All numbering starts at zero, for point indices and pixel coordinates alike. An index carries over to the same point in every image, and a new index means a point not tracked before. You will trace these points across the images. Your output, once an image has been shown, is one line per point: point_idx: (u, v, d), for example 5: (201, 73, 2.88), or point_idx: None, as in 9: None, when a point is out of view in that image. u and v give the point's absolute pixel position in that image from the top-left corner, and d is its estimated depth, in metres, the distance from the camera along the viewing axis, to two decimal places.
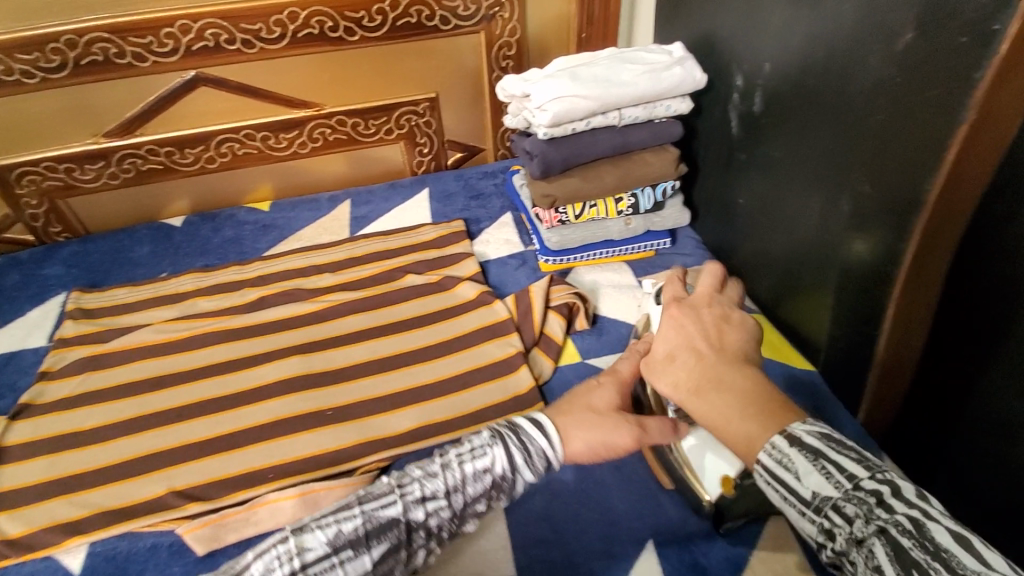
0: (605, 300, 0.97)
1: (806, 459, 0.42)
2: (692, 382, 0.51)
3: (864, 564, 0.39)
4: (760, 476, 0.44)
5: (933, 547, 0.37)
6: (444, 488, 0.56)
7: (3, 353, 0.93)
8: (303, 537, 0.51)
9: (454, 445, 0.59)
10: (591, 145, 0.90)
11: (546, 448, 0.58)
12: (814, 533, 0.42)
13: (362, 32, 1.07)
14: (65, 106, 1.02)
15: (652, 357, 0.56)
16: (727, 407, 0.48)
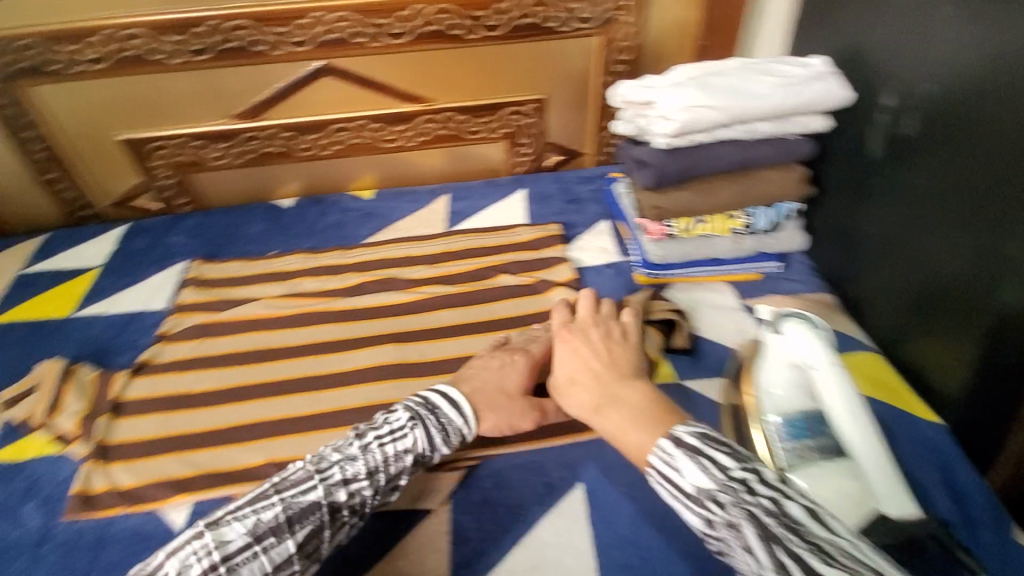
0: (707, 322, 0.91)
1: (686, 457, 0.54)
2: (594, 401, 0.67)
3: (734, 541, 0.47)
4: (654, 476, 0.56)
5: (787, 520, 0.46)
6: (364, 470, 0.61)
7: (128, 312, 1.00)
8: (220, 530, 0.54)
9: (370, 428, 0.65)
10: (713, 157, 0.86)
11: (461, 425, 0.69)
12: (700, 523, 0.52)
13: (481, 31, 1.09)
14: (201, 87, 1.09)
15: (560, 381, 0.72)
16: (622, 418, 0.63)
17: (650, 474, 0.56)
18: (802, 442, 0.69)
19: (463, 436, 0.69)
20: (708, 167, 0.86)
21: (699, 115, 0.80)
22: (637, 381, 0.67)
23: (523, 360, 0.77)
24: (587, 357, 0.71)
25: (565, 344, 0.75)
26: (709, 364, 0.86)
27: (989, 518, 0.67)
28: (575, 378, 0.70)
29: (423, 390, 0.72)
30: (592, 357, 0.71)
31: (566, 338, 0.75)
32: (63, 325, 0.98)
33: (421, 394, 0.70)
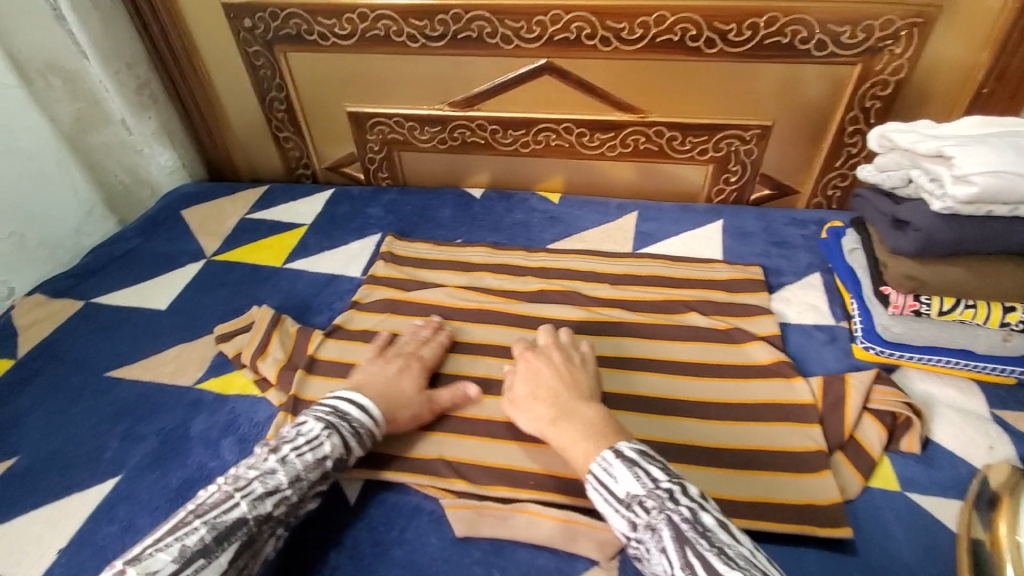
0: (943, 425, 0.76)
1: (622, 466, 0.57)
2: (549, 416, 0.66)
3: (653, 544, 0.53)
4: (590, 483, 0.59)
5: (700, 528, 0.52)
6: (285, 480, 0.62)
7: (328, 273, 1.07)
8: (144, 563, 0.53)
9: (285, 443, 0.65)
10: (1009, 234, 0.70)
11: (371, 425, 0.70)
12: (625, 527, 0.56)
13: (722, 46, 1.00)
14: (428, 73, 1.13)
15: (519, 396, 0.71)
16: (575, 432, 0.63)
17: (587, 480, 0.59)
18: None
19: (376, 440, 0.71)
20: (999, 244, 0.71)
21: (1007, 183, 0.66)
22: (595, 403, 0.67)
23: (417, 364, 0.80)
24: (546, 372, 0.71)
25: (532, 361, 0.73)
26: (945, 479, 0.71)
27: None
28: (535, 393, 0.69)
29: (328, 396, 0.72)
30: (550, 377, 0.70)
31: (536, 355, 0.74)
32: (273, 274, 1.08)
33: (326, 402, 0.70)
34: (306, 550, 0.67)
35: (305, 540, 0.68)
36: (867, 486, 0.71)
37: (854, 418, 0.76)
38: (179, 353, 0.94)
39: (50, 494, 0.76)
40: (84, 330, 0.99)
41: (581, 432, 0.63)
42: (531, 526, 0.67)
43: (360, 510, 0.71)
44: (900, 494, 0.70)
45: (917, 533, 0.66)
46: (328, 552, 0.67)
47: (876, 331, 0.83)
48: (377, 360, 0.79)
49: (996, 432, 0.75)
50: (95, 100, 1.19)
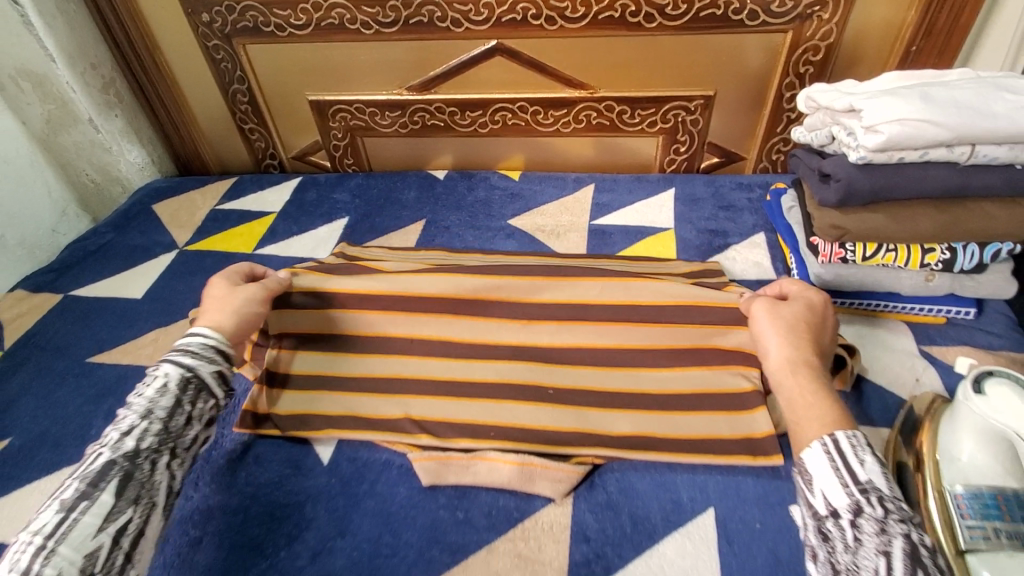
0: (874, 360, 0.81)
1: (877, 459, 0.54)
2: (815, 370, 0.63)
3: (874, 543, 0.49)
4: (825, 446, 0.56)
5: (936, 563, 0.47)
6: (137, 417, 0.62)
7: (298, 257, 1.11)
8: (32, 526, 0.54)
9: (133, 389, 0.65)
10: (915, 179, 0.74)
11: (201, 341, 0.69)
12: (843, 507, 0.53)
13: (661, 20, 1.05)
14: (384, 59, 1.17)
15: (782, 312, 0.68)
16: (820, 395, 0.61)
17: (823, 442, 0.56)
18: (992, 523, 0.58)
19: (222, 350, 0.70)
20: (908, 189, 0.75)
21: (910, 129, 0.69)
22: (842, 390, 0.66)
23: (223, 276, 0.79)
24: (826, 321, 0.69)
25: (824, 302, 0.71)
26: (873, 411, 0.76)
27: None
28: (809, 326, 0.67)
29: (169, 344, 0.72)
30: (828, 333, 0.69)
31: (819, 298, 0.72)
32: (245, 260, 1.12)
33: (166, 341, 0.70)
34: (283, 506, 0.71)
35: (282, 497, 0.72)
36: None
37: None
38: (156, 337, 0.97)
39: (37, 470, 0.80)
40: (63, 321, 1.02)
41: (824, 396, 0.61)
42: (491, 471, 0.72)
43: (333, 468, 0.75)
44: None
45: None
46: (303, 506, 0.71)
47: (810, 280, 0.88)
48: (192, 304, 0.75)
49: (922, 365, 0.80)
50: (65, 100, 1.21)
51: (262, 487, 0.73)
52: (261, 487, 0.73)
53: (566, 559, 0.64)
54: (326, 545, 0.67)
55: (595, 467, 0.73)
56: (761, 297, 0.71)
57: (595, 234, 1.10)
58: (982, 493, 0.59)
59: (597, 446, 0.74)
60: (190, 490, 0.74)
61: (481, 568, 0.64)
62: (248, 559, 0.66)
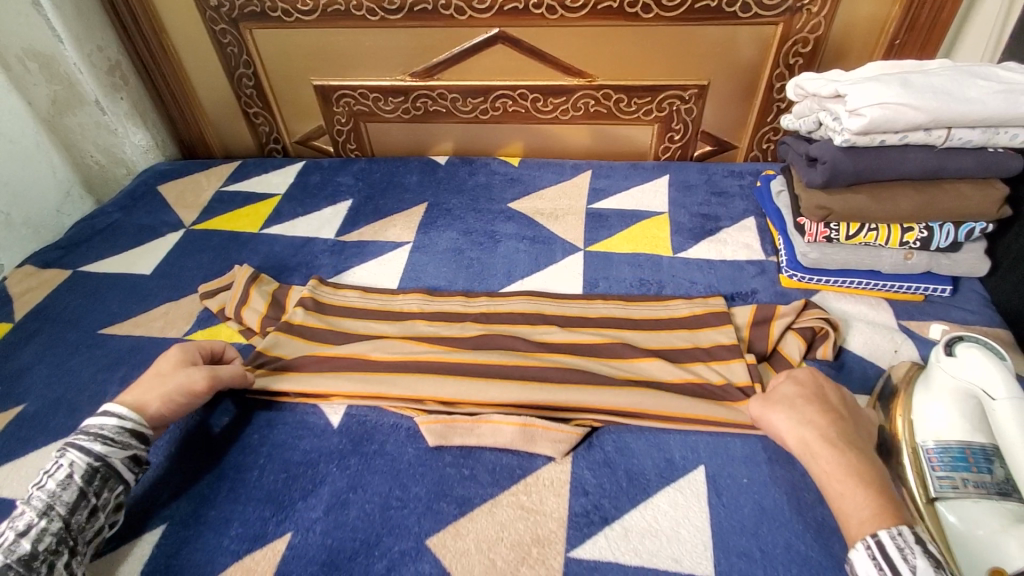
0: (856, 335, 0.86)
1: (925, 560, 0.54)
2: (828, 437, 0.64)
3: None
4: (867, 547, 0.56)
5: None
6: (34, 516, 0.62)
7: (304, 236, 1.15)
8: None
9: (34, 486, 0.65)
10: (895, 162, 0.79)
11: (110, 422, 0.69)
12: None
13: (658, 11, 1.09)
14: (388, 45, 1.20)
15: (777, 395, 0.72)
16: (846, 467, 0.62)
17: (866, 545, 0.56)
18: (960, 474, 0.63)
19: (136, 431, 0.70)
20: (888, 171, 0.80)
21: (889, 113, 0.74)
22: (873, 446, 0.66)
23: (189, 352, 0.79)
24: (824, 384, 0.71)
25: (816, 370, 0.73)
26: (854, 378, 0.81)
27: None
28: (805, 398, 0.70)
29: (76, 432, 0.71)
30: (832, 389, 0.71)
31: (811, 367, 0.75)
32: (252, 238, 1.15)
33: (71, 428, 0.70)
34: (297, 464, 0.75)
35: (296, 457, 0.76)
36: None
37: (777, 334, 0.85)
38: (166, 311, 1.00)
39: (53, 433, 0.82)
40: (74, 295, 1.05)
41: (851, 470, 0.61)
42: (495, 432, 0.75)
43: (343, 430, 0.79)
44: None
45: None
46: (316, 465, 0.75)
47: (797, 259, 0.93)
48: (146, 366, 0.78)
49: (901, 339, 0.85)
50: (71, 82, 1.22)
51: (276, 448, 0.77)
52: (275, 447, 0.77)
53: (566, 512, 0.68)
54: (339, 499, 0.71)
55: (594, 428, 0.77)
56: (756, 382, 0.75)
57: (592, 217, 1.15)
58: (951, 448, 0.64)
59: (594, 410, 0.78)
60: (205, 452, 0.77)
61: (485, 519, 0.68)
62: (264, 510, 0.70)
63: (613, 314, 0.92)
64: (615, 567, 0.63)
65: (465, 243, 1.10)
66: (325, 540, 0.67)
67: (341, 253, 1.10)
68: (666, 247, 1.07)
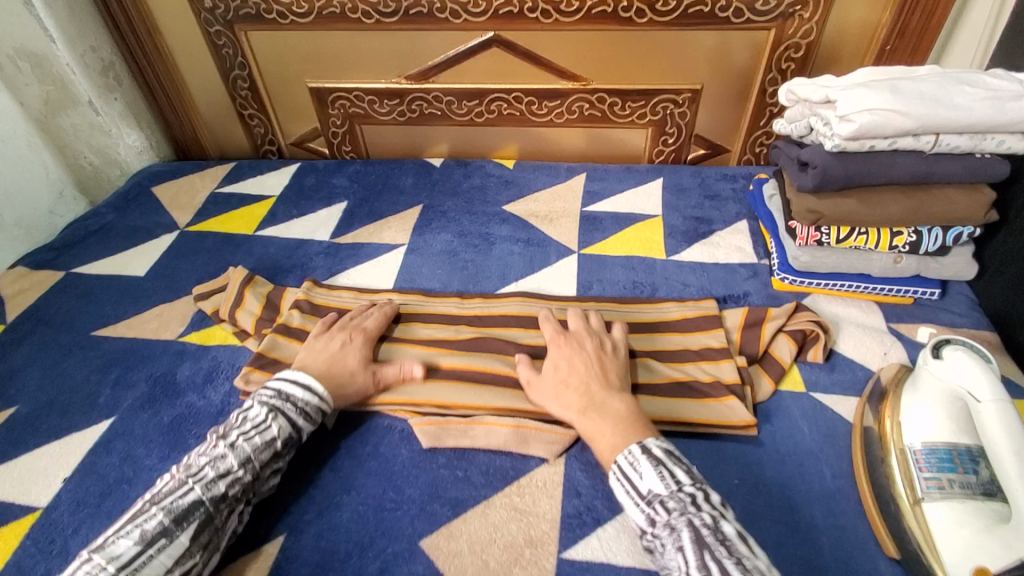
0: (846, 336, 0.87)
1: (649, 464, 0.63)
2: (580, 405, 0.71)
3: (672, 541, 0.58)
4: (614, 473, 0.65)
5: (720, 536, 0.57)
6: (235, 463, 0.66)
7: (299, 238, 1.15)
8: (109, 549, 0.58)
9: (233, 429, 0.69)
10: (885, 167, 0.81)
11: (320, 401, 0.74)
12: (643, 521, 0.61)
13: (651, 15, 1.09)
14: (383, 48, 1.20)
15: (543, 380, 0.76)
16: (605, 424, 0.69)
17: (613, 471, 0.65)
18: (947, 475, 0.64)
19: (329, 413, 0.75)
20: (878, 176, 0.81)
21: (878, 119, 0.75)
22: (621, 394, 0.72)
23: (360, 336, 0.84)
24: (581, 367, 0.75)
25: (568, 349, 0.78)
26: (845, 380, 0.82)
27: None
28: (566, 380, 0.74)
29: (270, 382, 0.76)
30: (584, 367, 0.75)
31: (564, 341, 0.79)
32: (247, 240, 1.15)
33: (272, 386, 0.74)
34: (291, 467, 0.75)
35: (289, 459, 0.76)
36: (777, 389, 0.81)
37: (769, 335, 0.86)
38: (160, 312, 1.00)
39: (46, 434, 0.82)
40: (67, 296, 1.04)
41: (603, 422, 0.69)
42: (488, 433, 0.76)
43: (336, 432, 0.79)
44: (805, 395, 0.80)
45: (814, 420, 0.77)
46: (309, 467, 0.75)
47: (789, 262, 0.93)
48: (323, 337, 0.83)
49: (890, 341, 0.86)
50: (63, 82, 1.22)
51: None
52: None
53: (558, 512, 0.69)
54: (332, 501, 0.71)
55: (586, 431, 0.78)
56: (523, 374, 0.78)
57: (586, 219, 1.15)
58: (939, 450, 0.65)
59: None
60: None
61: (479, 520, 0.68)
62: (258, 512, 0.70)
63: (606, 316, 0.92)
64: (608, 567, 0.64)
65: (459, 245, 1.10)
66: (318, 543, 0.67)
67: (335, 255, 1.10)
68: (659, 250, 1.07)
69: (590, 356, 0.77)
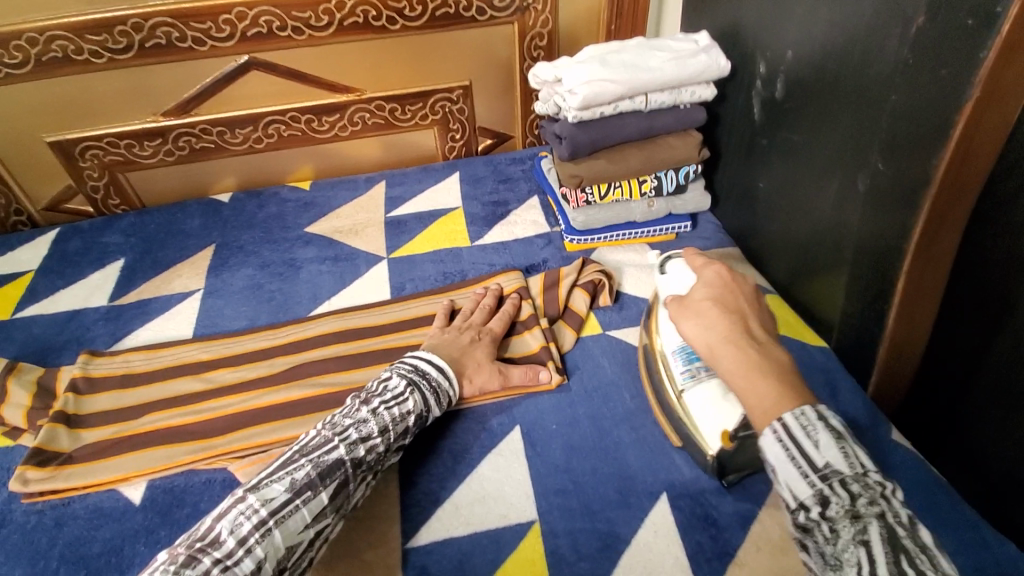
0: (628, 278, 1.00)
1: (830, 435, 0.52)
2: (730, 335, 0.62)
3: (851, 533, 0.49)
4: (779, 432, 0.53)
5: (919, 541, 0.48)
6: (376, 429, 0.69)
7: (69, 311, 1.01)
8: (262, 491, 0.60)
9: (373, 397, 0.72)
10: (617, 128, 0.94)
11: (449, 386, 0.78)
12: (809, 498, 0.51)
13: (403, 21, 1.15)
14: (126, 87, 1.11)
15: (695, 299, 0.67)
16: (764, 367, 0.58)
17: (773, 429, 0.54)
18: (694, 364, 0.72)
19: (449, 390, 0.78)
20: (614, 137, 0.95)
21: (596, 89, 0.88)
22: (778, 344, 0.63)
23: (488, 334, 0.86)
24: (737, 301, 0.66)
25: (732, 282, 0.68)
26: (631, 315, 0.94)
27: (862, 418, 0.78)
28: (717, 303, 0.66)
29: (404, 359, 0.80)
30: (742, 300, 0.66)
31: (731, 274, 0.70)
32: (1, 328, 0.99)
33: (410, 361, 0.78)
34: (99, 556, 0.67)
35: (96, 548, 0.68)
36: (580, 337, 0.91)
37: (565, 293, 0.95)
38: None
39: None
40: None
41: (761, 364, 0.59)
42: None
43: (148, 505, 0.72)
44: (603, 334, 0.91)
45: (612, 355, 0.88)
46: (120, 550, 0.67)
47: (571, 225, 1.04)
48: (453, 330, 0.86)
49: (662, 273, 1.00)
50: None
51: (70, 546, 0.68)
52: (68, 547, 0.68)
53: (398, 505, 0.71)
54: None
55: None
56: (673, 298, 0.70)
57: (391, 224, 1.17)
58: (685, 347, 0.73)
59: None
60: None
61: None
62: None
63: (420, 312, 0.95)
64: (451, 542, 0.67)
65: (264, 277, 1.06)
66: None
67: (119, 318, 0.99)
68: (464, 239, 1.13)
69: (746, 297, 0.67)
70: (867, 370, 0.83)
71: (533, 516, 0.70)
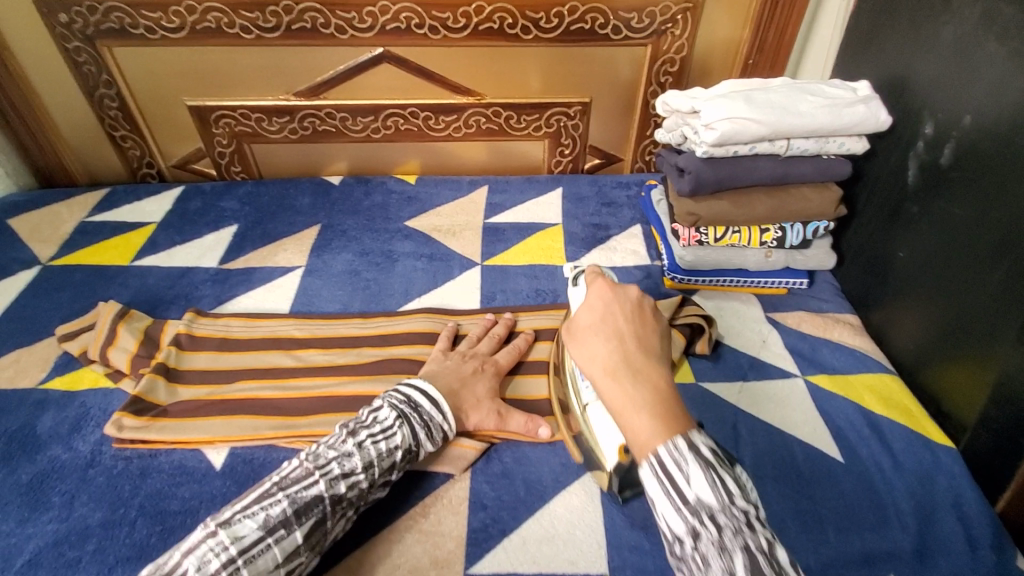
0: (727, 328, 0.93)
1: (699, 467, 0.50)
2: (607, 365, 0.57)
3: (719, 563, 0.47)
4: (652, 467, 0.51)
5: (776, 564, 0.47)
6: (360, 465, 0.64)
7: (182, 267, 1.07)
8: (233, 528, 0.56)
9: (361, 428, 0.67)
10: (749, 170, 0.89)
11: (442, 422, 0.71)
12: (681, 530, 0.50)
13: (537, 32, 1.14)
14: (267, 64, 1.17)
15: (579, 329, 0.62)
16: (639, 396, 0.54)
17: (649, 463, 0.51)
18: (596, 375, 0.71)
19: (438, 428, 0.71)
20: (742, 178, 0.89)
21: (737, 127, 0.83)
22: (663, 366, 0.57)
23: (492, 366, 0.82)
24: (617, 322, 0.60)
25: (610, 299, 0.63)
26: (730, 370, 0.86)
27: (988, 539, 0.66)
28: (594, 330, 0.60)
29: (398, 386, 0.74)
30: (620, 320, 0.61)
31: (610, 290, 0.63)
32: (121, 272, 1.06)
33: (402, 390, 0.72)
34: (174, 514, 0.69)
35: (173, 506, 0.70)
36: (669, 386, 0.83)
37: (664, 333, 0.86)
38: (17, 358, 0.90)
39: None
40: None
41: (637, 397, 0.54)
42: None
43: (227, 472, 0.73)
44: (694, 384, 0.83)
45: (704, 409, 0.80)
46: (195, 512, 0.69)
47: (676, 262, 0.98)
48: (455, 357, 0.81)
49: (767, 330, 0.93)
50: None
51: (149, 498, 0.71)
52: (148, 498, 0.71)
53: (466, 527, 0.68)
54: None
55: (492, 443, 0.77)
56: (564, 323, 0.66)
57: (489, 231, 1.16)
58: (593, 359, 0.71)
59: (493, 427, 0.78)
60: (65, 510, 0.69)
61: (385, 545, 0.66)
62: (135, 566, 0.64)
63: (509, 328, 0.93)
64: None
65: (361, 265, 1.07)
66: None
67: (225, 282, 1.04)
68: (560, 257, 1.10)
69: (626, 312, 0.62)
70: (999, 481, 0.71)
71: (604, 569, 0.65)
